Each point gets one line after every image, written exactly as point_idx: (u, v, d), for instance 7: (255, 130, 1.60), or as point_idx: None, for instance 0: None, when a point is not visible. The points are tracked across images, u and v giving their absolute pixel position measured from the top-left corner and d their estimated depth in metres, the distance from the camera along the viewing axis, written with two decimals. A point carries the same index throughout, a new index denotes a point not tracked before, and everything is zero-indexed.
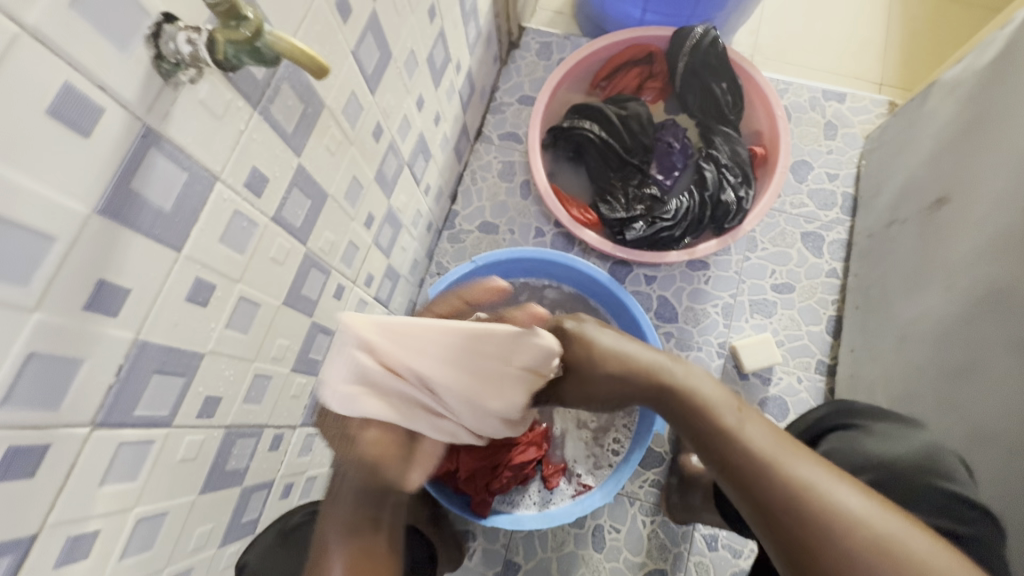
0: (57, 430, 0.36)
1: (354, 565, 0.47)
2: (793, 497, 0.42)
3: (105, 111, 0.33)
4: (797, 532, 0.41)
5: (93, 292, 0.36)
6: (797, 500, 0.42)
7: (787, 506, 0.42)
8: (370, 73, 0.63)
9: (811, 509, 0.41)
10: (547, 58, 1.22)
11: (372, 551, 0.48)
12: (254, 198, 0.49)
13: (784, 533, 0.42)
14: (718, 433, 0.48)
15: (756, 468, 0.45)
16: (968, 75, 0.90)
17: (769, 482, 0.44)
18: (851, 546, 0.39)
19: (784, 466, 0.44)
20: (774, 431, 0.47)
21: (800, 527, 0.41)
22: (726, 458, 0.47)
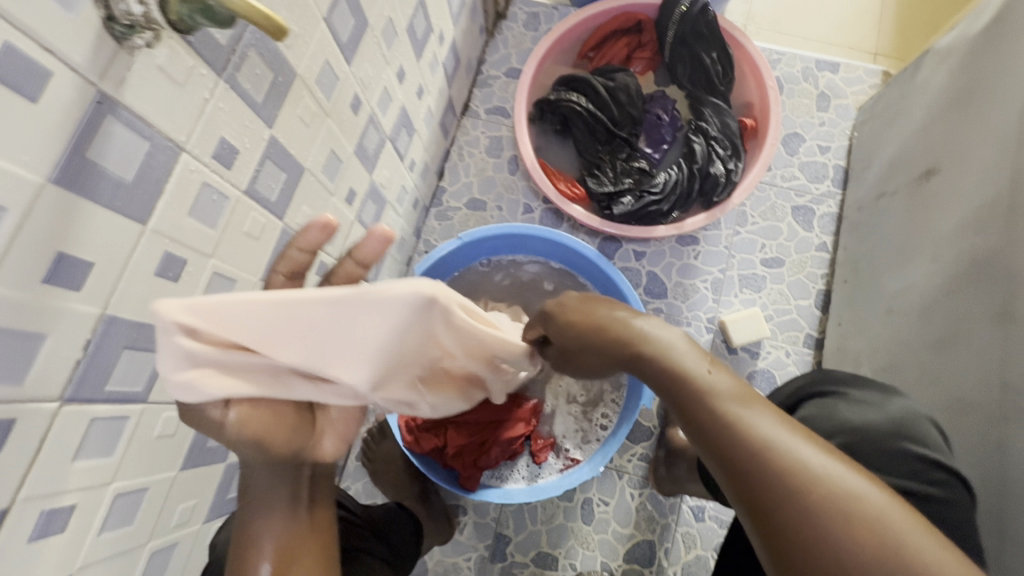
0: (23, 405, 0.36)
1: (286, 532, 0.45)
2: (763, 461, 0.40)
3: (53, 76, 0.32)
4: (767, 497, 0.39)
5: (53, 265, 0.35)
6: (768, 465, 0.39)
7: (758, 471, 0.40)
8: (345, 42, 0.61)
9: (781, 474, 0.39)
10: (535, 29, 1.19)
11: (302, 516, 0.46)
12: (223, 169, 0.48)
13: (753, 499, 0.40)
14: (691, 395, 0.45)
15: (728, 432, 0.42)
16: (961, 42, 0.88)
17: (739, 446, 0.41)
18: (819, 512, 0.38)
19: (757, 433, 0.41)
20: (745, 393, 0.44)
21: (770, 493, 0.39)
22: (698, 423, 0.44)
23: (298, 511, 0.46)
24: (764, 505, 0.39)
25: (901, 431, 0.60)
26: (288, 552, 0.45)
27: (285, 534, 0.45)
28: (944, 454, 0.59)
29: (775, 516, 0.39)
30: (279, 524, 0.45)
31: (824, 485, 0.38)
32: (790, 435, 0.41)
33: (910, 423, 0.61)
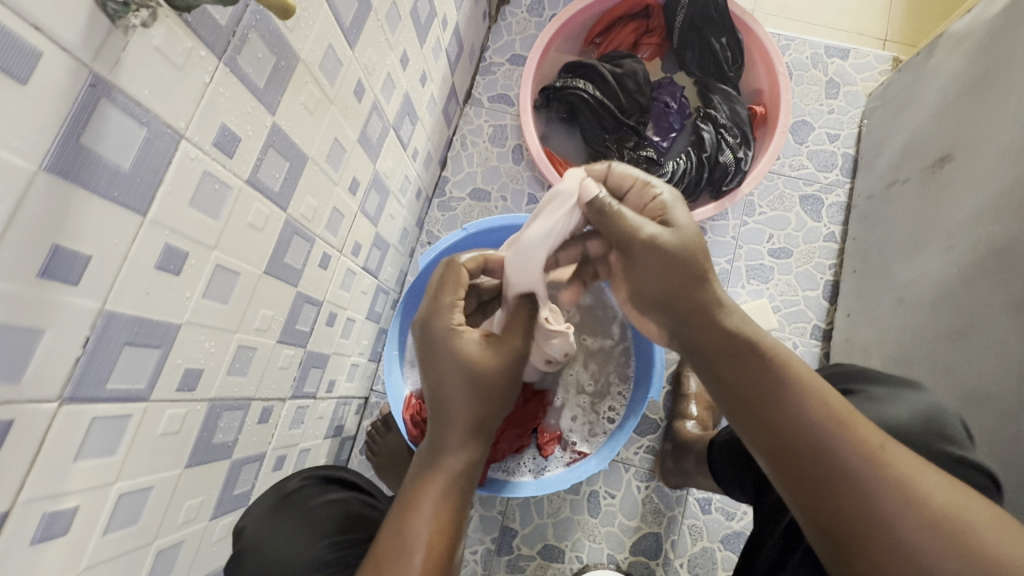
0: (21, 405, 0.34)
1: (440, 523, 0.51)
2: (846, 455, 0.43)
3: (43, 56, 0.30)
4: (843, 487, 0.42)
5: (48, 257, 0.33)
6: (849, 458, 0.43)
7: (838, 463, 0.43)
8: (349, 25, 0.59)
9: (863, 467, 0.42)
10: (539, 15, 1.17)
11: (453, 515, 0.52)
12: (225, 158, 0.46)
13: (825, 488, 0.43)
14: (780, 385, 0.47)
15: (811, 424, 0.44)
16: (978, 26, 0.87)
17: (824, 440, 0.44)
18: (895, 504, 0.41)
19: (846, 427, 0.44)
20: (835, 392, 0.47)
21: (847, 484, 0.42)
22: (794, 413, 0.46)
23: (454, 509, 0.53)
24: (836, 493, 0.42)
25: (933, 430, 0.59)
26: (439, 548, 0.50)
27: (437, 531, 0.51)
28: (970, 450, 0.58)
29: (848, 506, 0.42)
30: (441, 516, 0.51)
31: (904, 480, 0.41)
32: (875, 429, 0.44)
33: (941, 421, 0.59)
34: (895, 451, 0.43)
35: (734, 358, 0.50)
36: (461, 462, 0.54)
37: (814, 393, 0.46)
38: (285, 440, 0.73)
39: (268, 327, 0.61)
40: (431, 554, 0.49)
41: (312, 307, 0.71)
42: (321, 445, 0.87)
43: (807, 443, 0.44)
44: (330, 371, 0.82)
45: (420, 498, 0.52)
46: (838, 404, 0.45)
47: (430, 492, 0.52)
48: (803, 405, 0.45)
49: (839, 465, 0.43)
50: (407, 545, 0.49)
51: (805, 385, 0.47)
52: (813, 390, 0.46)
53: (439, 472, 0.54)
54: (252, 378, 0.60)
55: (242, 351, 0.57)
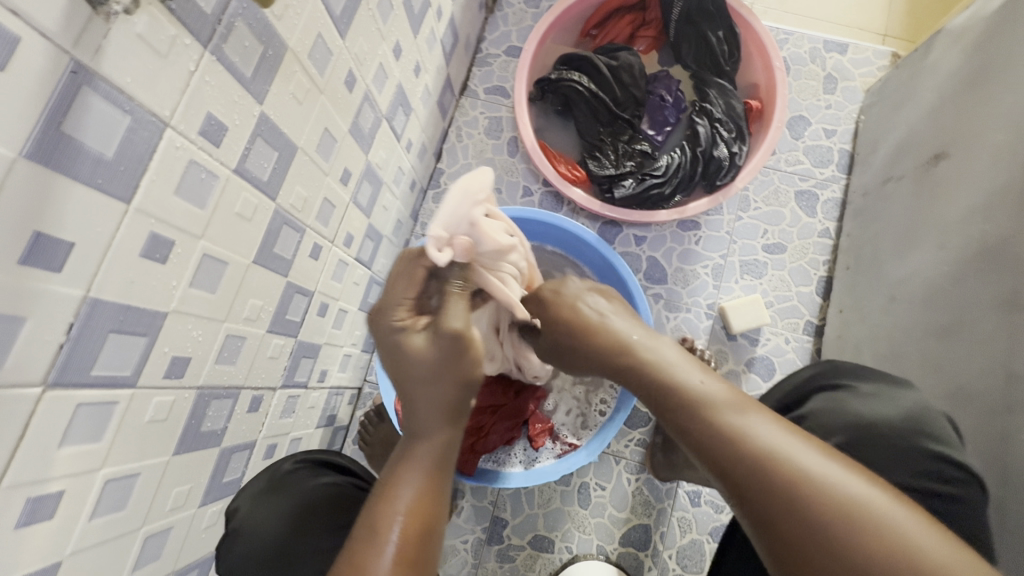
0: (4, 391, 0.34)
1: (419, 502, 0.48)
2: (762, 474, 0.42)
3: (21, 42, 0.30)
4: (764, 506, 0.41)
5: (30, 244, 0.33)
6: (801, 506, 0.40)
7: (753, 484, 0.42)
8: (339, 15, 0.59)
9: (779, 487, 0.41)
10: (536, 6, 1.16)
11: (431, 502, 0.48)
12: (211, 147, 0.46)
13: (748, 506, 0.42)
14: (675, 399, 0.50)
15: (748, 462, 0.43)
16: (976, 22, 0.86)
17: (737, 460, 0.43)
18: (819, 521, 0.39)
19: (757, 446, 0.43)
20: (723, 383, 0.50)
21: (766, 499, 0.41)
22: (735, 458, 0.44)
23: (434, 494, 0.49)
24: (762, 512, 0.41)
25: (916, 428, 0.59)
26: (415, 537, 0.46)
27: (417, 507, 0.47)
28: (958, 450, 0.58)
29: (766, 521, 0.41)
30: (417, 506, 0.47)
31: (826, 488, 0.40)
32: (783, 435, 0.44)
33: (927, 419, 0.60)
34: (809, 457, 0.42)
35: (622, 364, 0.57)
36: (434, 449, 0.51)
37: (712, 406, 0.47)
38: (276, 429, 0.74)
39: (257, 317, 0.61)
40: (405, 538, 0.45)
41: (302, 297, 0.71)
42: (312, 435, 0.88)
43: (722, 465, 0.44)
44: (322, 361, 0.83)
45: (394, 480, 0.49)
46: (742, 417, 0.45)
47: (408, 473, 0.49)
48: (708, 429, 0.46)
49: (757, 483, 0.42)
50: (381, 531, 0.45)
51: (710, 407, 0.47)
52: (706, 399, 0.48)
53: (410, 462, 0.50)
54: (241, 366, 0.61)
55: (230, 340, 0.57)
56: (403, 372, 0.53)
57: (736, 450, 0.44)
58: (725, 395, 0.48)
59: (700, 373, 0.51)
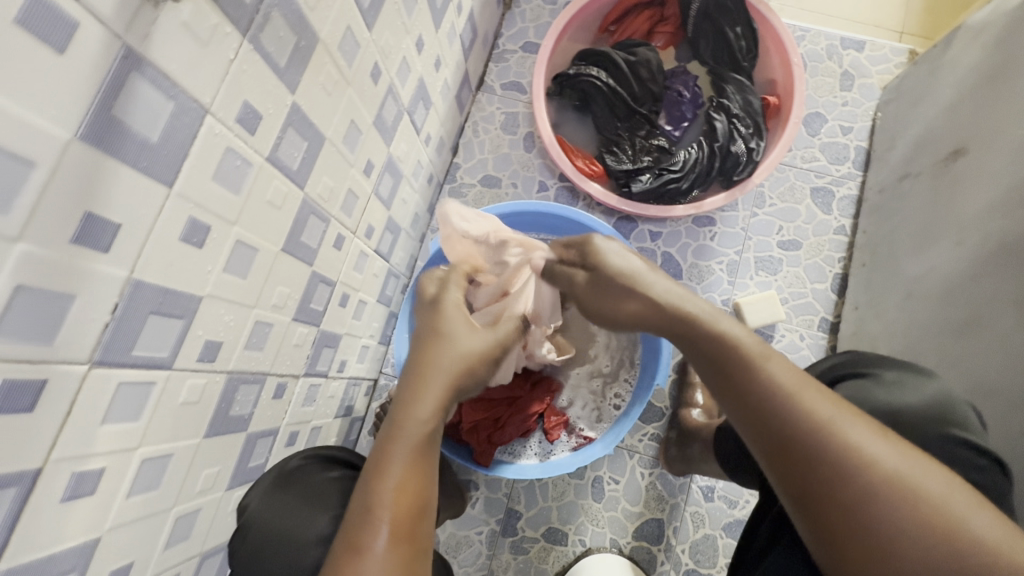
0: (53, 366, 0.36)
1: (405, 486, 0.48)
2: (833, 460, 0.41)
3: (80, 27, 0.31)
4: (828, 490, 0.41)
5: (82, 224, 0.35)
6: (843, 477, 0.41)
7: (818, 468, 0.42)
8: (366, 7, 0.60)
9: (849, 472, 0.41)
10: (553, 2, 1.16)
11: (421, 473, 0.49)
12: (246, 135, 0.47)
13: (807, 490, 0.42)
14: (742, 373, 0.47)
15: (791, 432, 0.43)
16: (997, 18, 0.86)
17: (807, 442, 0.42)
18: (886, 508, 0.39)
19: (830, 430, 0.42)
20: (793, 366, 0.47)
21: (831, 484, 0.41)
22: (776, 425, 0.44)
23: (422, 470, 0.49)
24: (822, 496, 0.41)
25: (941, 416, 0.59)
26: (405, 512, 0.47)
27: (404, 487, 0.48)
28: (981, 437, 0.58)
29: (825, 505, 0.41)
30: (405, 485, 0.48)
31: (896, 476, 0.40)
32: (854, 421, 0.43)
33: (949, 408, 0.60)
34: (879, 445, 0.41)
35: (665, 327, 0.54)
36: (427, 424, 0.51)
37: (783, 385, 0.45)
38: (298, 417, 0.75)
39: (284, 304, 0.62)
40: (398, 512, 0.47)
41: (326, 287, 0.72)
42: (331, 425, 0.89)
43: (789, 444, 0.43)
44: (342, 351, 0.84)
45: (387, 452, 0.49)
46: (815, 399, 0.44)
47: (398, 445, 0.50)
48: (778, 407, 0.45)
49: (825, 467, 0.41)
50: (375, 507, 0.46)
51: (782, 387, 0.45)
52: (777, 379, 0.46)
53: (402, 434, 0.50)
54: (268, 353, 0.62)
55: (259, 326, 0.58)
56: (428, 348, 0.57)
57: (777, 420, 0.44)
58: (762, 352, 0.48)
59: (775, 355, 0.48)
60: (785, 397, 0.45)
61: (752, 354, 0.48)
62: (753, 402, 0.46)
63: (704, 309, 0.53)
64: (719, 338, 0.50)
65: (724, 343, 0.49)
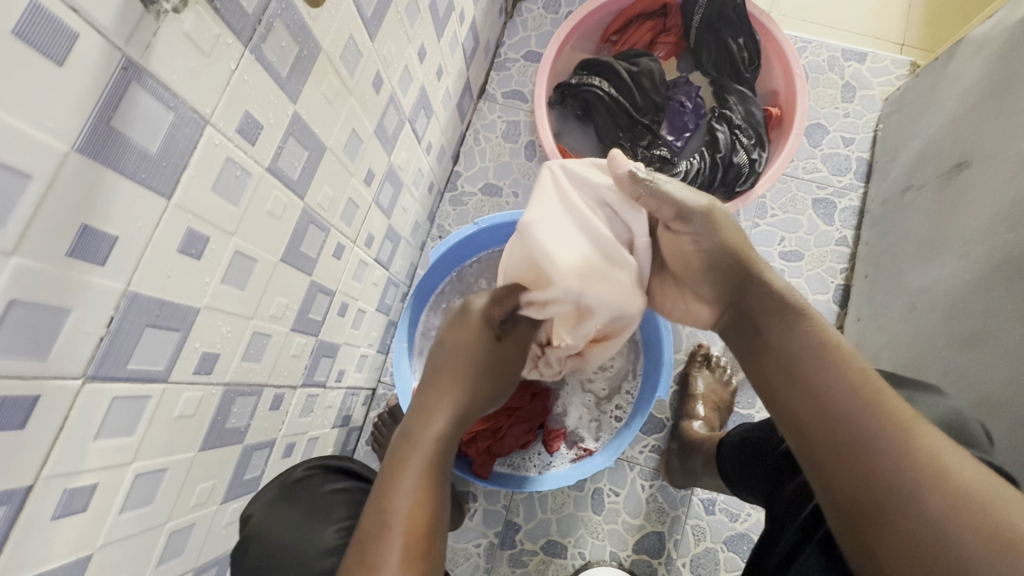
0: (46, 382, 0.35)
1: (419, 506, 0.45)
2: (894, 458, 0.41)
3: (79, 39, 0.30)
4: (877, 482, 0.41)
5: (78, 237, 0.34)
6: (907, 480, 0.40)
7: (875, 458, 0.41)
8: (369, 16, 0.59)
9: (920, 479, 0.40)
10: (555, 11, 1.17)
11: (437, 491, 0.46)
12: (247, 145, 0.46)
13: (856, 471, 0.42)
14: (819, 369, 0.46)
15: (864, 428, 0.43)
16: (999, 32, 0.86)
17: (875, 443, 0.42)
18: (945, 519, 0.38)
19: (906, 435, 0.41)
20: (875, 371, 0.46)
21: (887, 482, 0.41)
22: (844, 420, 0.44)
23: (442, 488, 0.47)
24: (867, 490, 0.41)
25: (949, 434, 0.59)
26: (420, 527, 0.44)
27: (428, 502, 0.45)
28: (991, 454, 0.58)
29: (879, 502, 0.41)
30: (423, 499, 0.45)
31: (969, 490, 0.38)
32: (933, 431, 0.42)
33: (956, 423, 0.60)
34: (958, 458, 0.40)
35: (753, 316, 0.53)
36: (439, 440, 0.49)
37: (863, 383, 0.44)
38: (294, 428, 0.74)
39: (282, 315, 0.61)
40: (415, 528, 0.44)
41: (325, 297, 0.71)
42: (329, 435, 0.88)
43: (846, 433, 0.43)
44: (340, 361, 0.83)
45: (405, 466, 0.47)
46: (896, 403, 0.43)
47: (420, 452, 0.48)
48: (850, 402, 0.44)
49: (881, 456, 0.41)
50: (391, 523, 0.44)
51: (869, 387, 0.44)
52: (865, 379, 0.45)
53: (421, 439, 0.48)
54: (265, 364, 0.61)
55: (257, 337, 0.58)
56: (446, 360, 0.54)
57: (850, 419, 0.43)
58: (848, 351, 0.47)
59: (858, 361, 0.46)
60: (865, 397, 0.44)
61: (838, 352, 0.47)
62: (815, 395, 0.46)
63: (797, 296, 0.52)
64: (804, 334, 0.49)
65: (810, 335, 0.48)
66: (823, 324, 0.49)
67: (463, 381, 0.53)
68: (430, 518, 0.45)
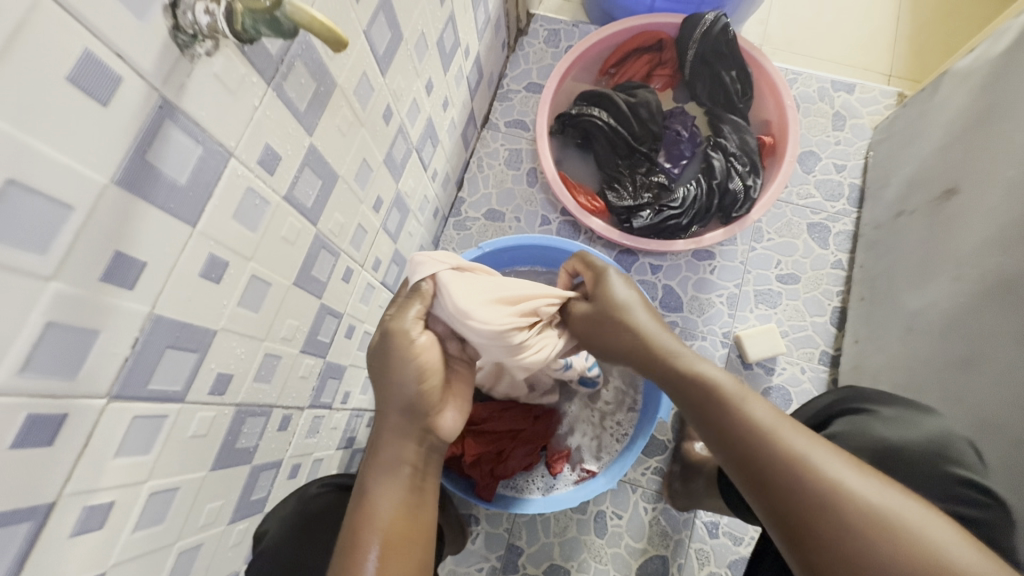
0: (73, 400, 0.36)
1: (392, 513, 0.52)
2: (801, 479, 0.46)
3: (123, 82, 0.33)
4: (795, 504, 0.45)
5: (110, 262, 0.36)
6: (818, 499, 0.44)
7: (788, 482, 0.46)
8: (381, 54, 0.63)
9: (824, 503, 0.44)
10: (556, 45, 1.22)
11: (408, 496, 0.54)
12: (266, 175, 0.49)
13: (775, 495, 0.47)
14: (724, 419, 0.53)
15: (768, 455, 0.48)
16: (981, 65, 0.90)
17: (777, 469, 0.47)
18: (853, 528, 0.43)
19: (805, 465, 0.46)
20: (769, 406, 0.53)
21: (803, 504, 0.45)
22: (749, 453, 0.50)
23: (408, 498, 0.54)
24: (788, 510, 0.46)
25: (939, 453, 0.60)
26: (396, 532, 0.51)
27: (399, 514, 0.52)
28: (984, 474, 0.59)
29: (797, 517, 0.45)
30: (394, 510, 0.52)
31: (863, 501, 0.44)
32: (826, 452, 0.47)
33: (947, 443, 0.61)
34: (850, 474, 0.45)
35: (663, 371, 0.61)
36: (396, 448, 0.56)
37: (759, 420, 0.51)
38: (301, 449, 0.75)
39: (293, 337, 0.63)
40: (391, 536, 0.51)
41: (333, 319, 0.73)
42: (334, 457, 0.89)
43: (759, 463, 0.48)
44: (346, 383, 0.84)
45: (371, 482, 0.54)
46: (789, 433, 0.49)
47: (380, 464, 0.55)
48: (750, 433, 0.50)
49: (787, 480, 0.46)
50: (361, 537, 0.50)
51: (759, 423, 0.50)
52: (756, 417, 0.51)
53: (381, 452, 0.56)
54: (275, 385, 0.63)
55: (268, 358, 0.59)
56: (382, 363, 0.59)
57: (758, 451, 0.49)
58: (738, 389, 0.55)
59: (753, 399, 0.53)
60: (763, 435, 0.49)
61: (730, 394, 0.54)
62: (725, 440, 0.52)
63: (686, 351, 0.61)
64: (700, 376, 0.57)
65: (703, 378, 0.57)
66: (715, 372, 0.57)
67: (405, 387, 0.58)
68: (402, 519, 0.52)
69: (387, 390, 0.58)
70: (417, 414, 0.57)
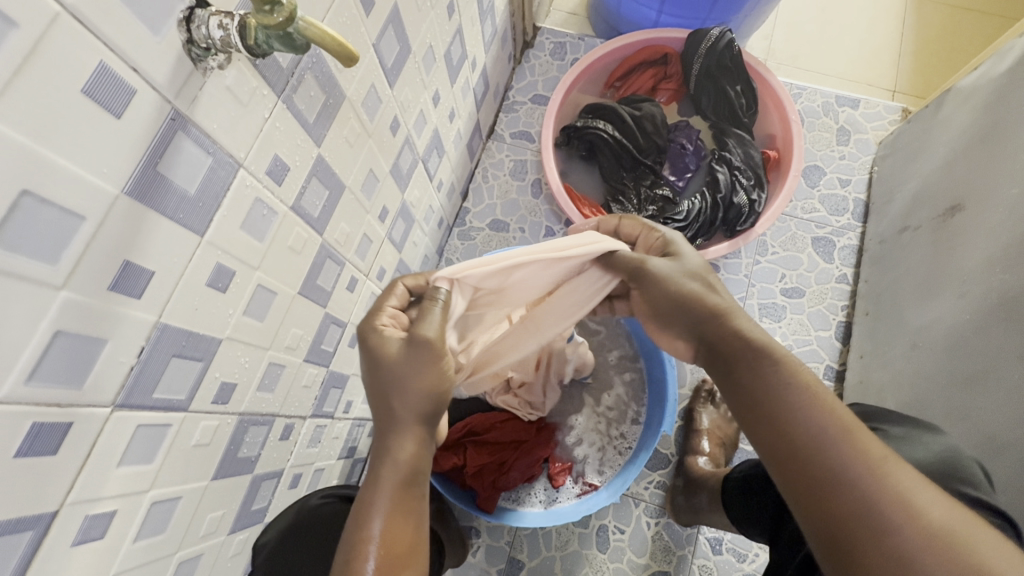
0: (78, 409, 0.36)
1: (392, 533, 0.49)
2: (873, 498, 0.41)
3: (137, 94, 0.33)
4: (865, 523, 0.41)
5: (119, 271, 0.36)
6: (891, 520, 0.40)
7: (862, 500, 0.41)
8: (390, 66, 0.64)
9: (893, 516, 0.40)
10: (561, 58, 1.23)
11: (411, 510, 0.52)
12: (274, 185, 0.49)
13: (839, 509, 0.42)
14: (795, 411, 0.47)
15: (841, 465, 0.43)
16: (984, 83, 0.91)
17: (851, 480, 0.42)
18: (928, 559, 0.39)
19: (878, 471, 0.42)
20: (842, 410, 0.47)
21: (876, 526, 0.40)
22: (816, 458, 0.44)
23: (408, 510, 0.51)
24: (853, 529, 0.41)
25: (950, 473, 0.59)
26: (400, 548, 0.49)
27: (401, 527, 0.50)
28: (990, 494, 0.58)
29: (864, 538, 0.41)
30: (393, 528, 0.50)
31: (943, 529, 0.39)
32: (906, 471, 0.43)
33: (957, 462, 0.60)
34: (927, 492, 0.41)
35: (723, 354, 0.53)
36: (404, 463, 0.52)
37: (834, 423, 0.45)
38: (302, 458, 0.74)
39: (297, 346, 0.63)
40: (391, 553, 0.48)
41: (337, 328, 0.73)
42: (335, 466, 0.88)
43: (831, 473, 0.43)
44: (349, 392, 0.84)
45: (373, 499, 0.51)
46: (868, 441, 0.44)
47: (386, 481, 0.52)
48: (820, 436, 0.45)
49: (857, 493, 0.42)
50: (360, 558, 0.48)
51: (836, 430, 0.45)
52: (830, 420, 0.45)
53: (388, 463, 0.52)
54: (277, 395, 0.63)
55: (272, 368, 0.59)
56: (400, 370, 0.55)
57: (832, 458, 0.44)
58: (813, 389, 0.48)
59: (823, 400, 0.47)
60: (840, 438, 0.44)
61: (801, 392, 0.48)
62: (784, 432, 0.46)
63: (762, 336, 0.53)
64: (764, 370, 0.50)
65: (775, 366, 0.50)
66: (794, 363, 0.50)
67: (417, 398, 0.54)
68: (405, 537, 0.50)
69: (398, 398, 0.54)
70: (430, 419, 0.55)
